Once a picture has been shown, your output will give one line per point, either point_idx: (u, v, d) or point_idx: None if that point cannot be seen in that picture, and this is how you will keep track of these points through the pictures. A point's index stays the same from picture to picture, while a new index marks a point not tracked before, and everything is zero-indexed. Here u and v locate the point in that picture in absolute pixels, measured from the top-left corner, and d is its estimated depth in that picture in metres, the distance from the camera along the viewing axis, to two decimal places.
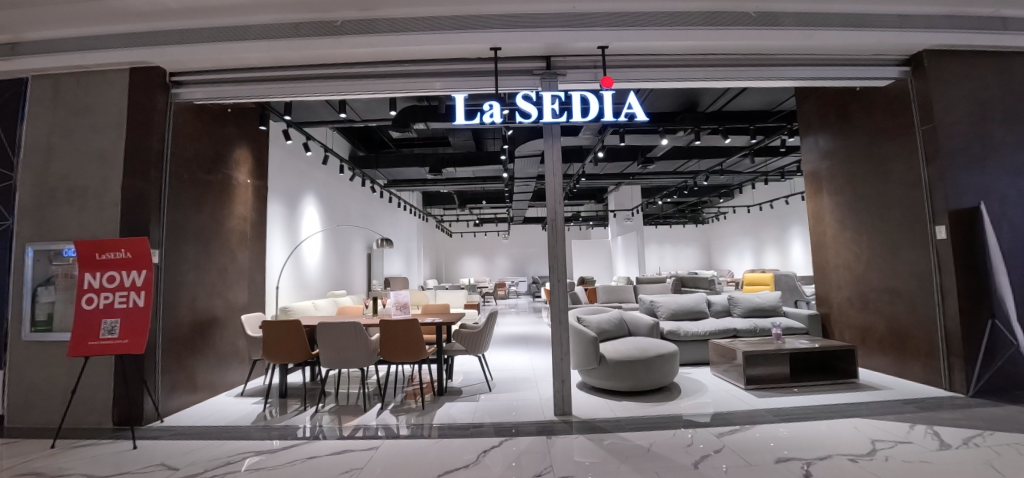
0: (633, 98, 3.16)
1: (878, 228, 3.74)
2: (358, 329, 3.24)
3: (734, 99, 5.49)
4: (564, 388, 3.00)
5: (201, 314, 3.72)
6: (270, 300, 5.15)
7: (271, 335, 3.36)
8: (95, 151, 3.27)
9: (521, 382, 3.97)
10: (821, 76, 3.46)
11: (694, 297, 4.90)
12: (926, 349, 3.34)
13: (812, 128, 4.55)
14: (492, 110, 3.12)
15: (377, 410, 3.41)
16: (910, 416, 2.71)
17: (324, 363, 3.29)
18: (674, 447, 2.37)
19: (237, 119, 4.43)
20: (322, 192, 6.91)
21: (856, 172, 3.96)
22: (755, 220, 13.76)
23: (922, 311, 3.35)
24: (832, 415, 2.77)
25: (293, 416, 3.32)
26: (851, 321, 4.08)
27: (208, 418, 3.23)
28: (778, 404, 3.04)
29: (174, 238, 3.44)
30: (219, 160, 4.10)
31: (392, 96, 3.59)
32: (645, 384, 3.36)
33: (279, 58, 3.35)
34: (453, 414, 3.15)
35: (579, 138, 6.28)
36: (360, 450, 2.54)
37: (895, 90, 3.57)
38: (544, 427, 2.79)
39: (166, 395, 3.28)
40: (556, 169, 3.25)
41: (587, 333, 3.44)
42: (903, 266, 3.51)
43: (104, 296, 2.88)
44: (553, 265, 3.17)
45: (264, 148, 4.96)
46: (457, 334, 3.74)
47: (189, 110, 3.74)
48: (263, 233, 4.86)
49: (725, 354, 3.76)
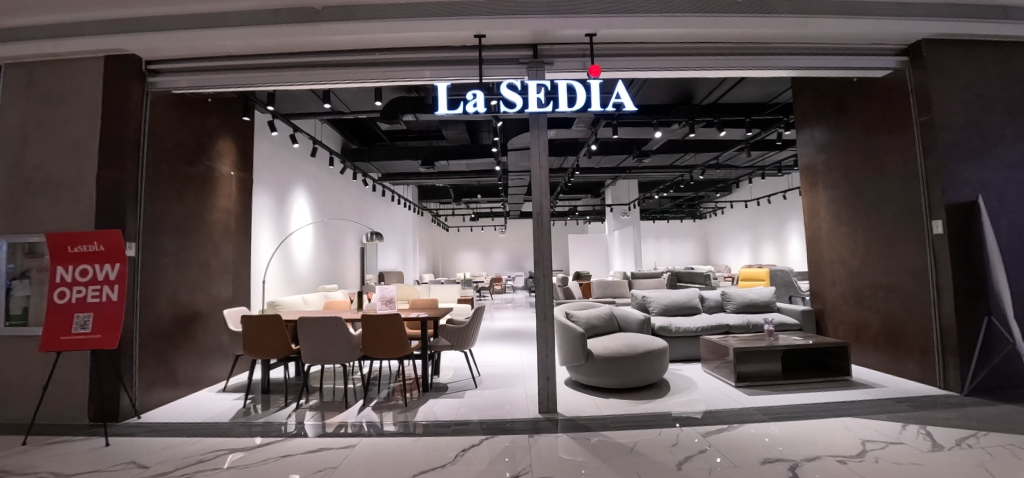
0: (622, 88, 3.04)
1: (874, 223, 3.65)
2: (339, 325, 3.15)
3: (730, 92, 5.36)
4: (549, 385, 2.93)
5: (182, 309, 3.63)
6: (256, 294, 5.05)
7: (250, 331, 3.27)
8: (70, 143, 3.18)
9: (508, 379, 3.89)
10: (818, 66, 3.35)
11: (686, 292, 4.81)
12: (922, 346, 3.27)
13: (808, 121, 4.45)
14: (475, 99, 3.01)
15: (358, 407, 3.35)
16: (904, 416, 2.64)
17: (304, 359, 3.22)
18: (659, 446, 2.31)
19: (220, 109, 4.29)
20: (311, 185, 6.77)
21: (853, 165, 3.87)
22: (753, 215, 13.69)
23: (917, 306, 3.28)
24: (823, 414, 2.71)
25: (275, 412, 3.26)
26: (845, 317, 4.01)
27: (188, 413, 3.17)
28: (768, 403, 2.97)
29: (153, 231, 3.35)
30: (201, 151, 3.99)
31: (376, 85, 3.47)
32: (633, 381, 3.28)
33: (257, 45, 3.22)
34: (436, 411, 3.08)
35: (573, 131, 6.15)
36: (337, 449, 2.47)
37: (893, 82, 3.47)
38: (527, 425, 2.72)
39: (145, 391, 3.20)
40: (542, 160, 3.14)
41: (575, 329, 3.37)
42: (898, 261, 3.43)
43: (77, 290, 2.80)
44: (538, 259, 3.07)
45: (249, 139, 4.83)
46: (442, 329, 3.66)
47: (169, 99, 3.61)
48: (248, 226, 4.75)
49: (715, 351, 3.69)
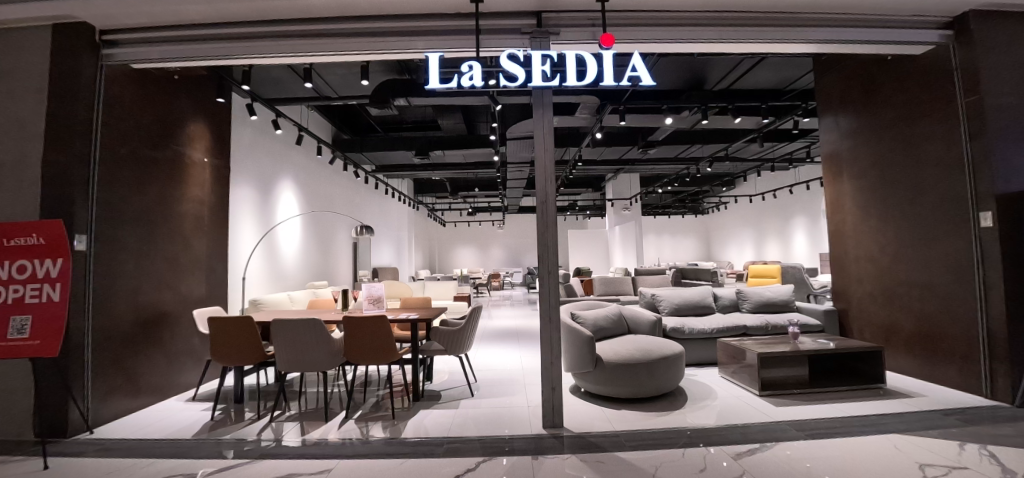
0: (638, 59, 2.69)
1: (909, 216, 3.34)
2: (318, 328, 2.80)
3: (745, 76, 5.00)
4: (553, 396, 2.60)
5: (145, 310, 3.27)
6: (235, 292, 4.68)
7: (218, 334, 2.91)
8: (13, 122, 2.77)
9: (508, 386, 3.55)
10: (857, 40, 3.00)
11: (699, 291, 4.50)
12: (964, 351, 2.97)
13: (833, 107, 4.12)
14: (471, 71, 2.63)
15: (340, 419, 2.99)
16: (957, 433, 2.32)
17: (279, 366, 2.87)
18: (685, 472, 1.98)
19: (190, 88, 3.88)
20: (298, 176, 6.38)
21: (885, 153, 3.55)
22: (757, 210, 13.39)
23: (959, 307, 2.98)
24: (865, 430, 2.39)
25: (245, 426, 2.89)
26: (873, 319, 3.71)
27: (147, 427, 2.81)
28: (800, 415, 2.64)
29: (108, 222, 2.97)
30: (170, 135, 3.60)
31: (360, 59, 3.09)
32: (646, 390, 2.95)
33: (225, 12, 2.83)
34: (427, 425, 2.74)
35: (576, 119, 5.78)
36: (308, 475, 2.12)
37: (935, 59, 3.14)
38: (530, 443, 2.39)
39: (99, 403, 2.84)
40: (547, 141, 2.76)
41: (582, 332, 3.03)
42: (937, 257, 3.12)
43: (14, 290, 2.43)
44: (542, 255, 2.71)
45: (225, 124, 4.43)
46: (434, 331, 3.31)
47: (128, 75, 3.22)
48: (224, 218, 4.37)
49: (734, 355, 3.38)
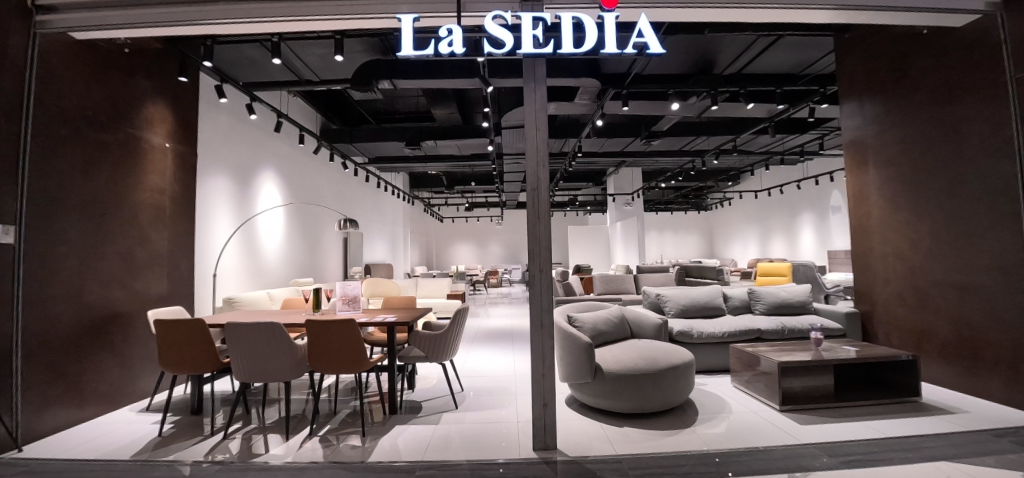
0: (645, 23, 2.34)
1: (946, 209, 2.99)
2: (279, 332, 2.47)
3: (759, 57, 4.62)
4: (545, 413, 2.26)
5: (90, 309, 2.92)
6: (206, 290, 4.34)
7: (168, 341, 2.57)
8: None
9: (497, 397, 3.21)
10: (896, 5, 2.62)
11: (707, 291, 4.16)
12: (1010, 361, 2.63)
13: (856, 91, 3.75)
14: (451, 36, 2.26)
15: (304, 435, 2.63)
16: (1017, 462, 1.97)
17: (236, 376, 2.54)
18: None
19: (146, 65, 3.51)
20: (280, 167, 6.02)
21: (917, 138, 3.19)
22: (763, 206, 13.00)
23: (1006, 312, 2.63)
24: (908, 456, 2.04)
25: (196, 444, 2.54)
26: (901, 323, 3.37)
27: (84, 445, 2.48)
28: (829, 436, 2.30)
29: (44, 211, 2.62)
30: (123, 116, 3.24)
31: (331, 26, 2.73)
32: (652, 405, 2.62)
33: None
34: (400, 445, 2.40)
35: (576, 106, 5.40)
36: None
37: (981, 29, 2.76)
38: (515, 470, 2.03)
39: (32, 416, 2.50)
40: (539, 119, 2.39)
41: (581, 338, 2.69)
42: (980, 254, 2.77)
43: None
44: (533, 250, 2.36)
45: (190, 106, 4.06)
46: (414, 336, 2.98)
47: (71, 46, 2.84)
48: (189, 208, 4.01)
49: (748, 363, 3.04)
